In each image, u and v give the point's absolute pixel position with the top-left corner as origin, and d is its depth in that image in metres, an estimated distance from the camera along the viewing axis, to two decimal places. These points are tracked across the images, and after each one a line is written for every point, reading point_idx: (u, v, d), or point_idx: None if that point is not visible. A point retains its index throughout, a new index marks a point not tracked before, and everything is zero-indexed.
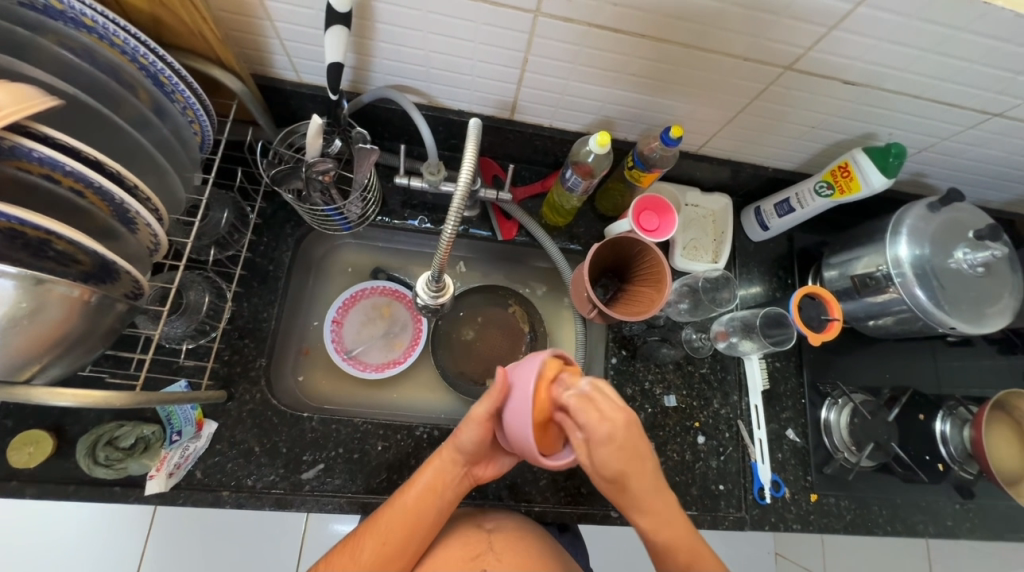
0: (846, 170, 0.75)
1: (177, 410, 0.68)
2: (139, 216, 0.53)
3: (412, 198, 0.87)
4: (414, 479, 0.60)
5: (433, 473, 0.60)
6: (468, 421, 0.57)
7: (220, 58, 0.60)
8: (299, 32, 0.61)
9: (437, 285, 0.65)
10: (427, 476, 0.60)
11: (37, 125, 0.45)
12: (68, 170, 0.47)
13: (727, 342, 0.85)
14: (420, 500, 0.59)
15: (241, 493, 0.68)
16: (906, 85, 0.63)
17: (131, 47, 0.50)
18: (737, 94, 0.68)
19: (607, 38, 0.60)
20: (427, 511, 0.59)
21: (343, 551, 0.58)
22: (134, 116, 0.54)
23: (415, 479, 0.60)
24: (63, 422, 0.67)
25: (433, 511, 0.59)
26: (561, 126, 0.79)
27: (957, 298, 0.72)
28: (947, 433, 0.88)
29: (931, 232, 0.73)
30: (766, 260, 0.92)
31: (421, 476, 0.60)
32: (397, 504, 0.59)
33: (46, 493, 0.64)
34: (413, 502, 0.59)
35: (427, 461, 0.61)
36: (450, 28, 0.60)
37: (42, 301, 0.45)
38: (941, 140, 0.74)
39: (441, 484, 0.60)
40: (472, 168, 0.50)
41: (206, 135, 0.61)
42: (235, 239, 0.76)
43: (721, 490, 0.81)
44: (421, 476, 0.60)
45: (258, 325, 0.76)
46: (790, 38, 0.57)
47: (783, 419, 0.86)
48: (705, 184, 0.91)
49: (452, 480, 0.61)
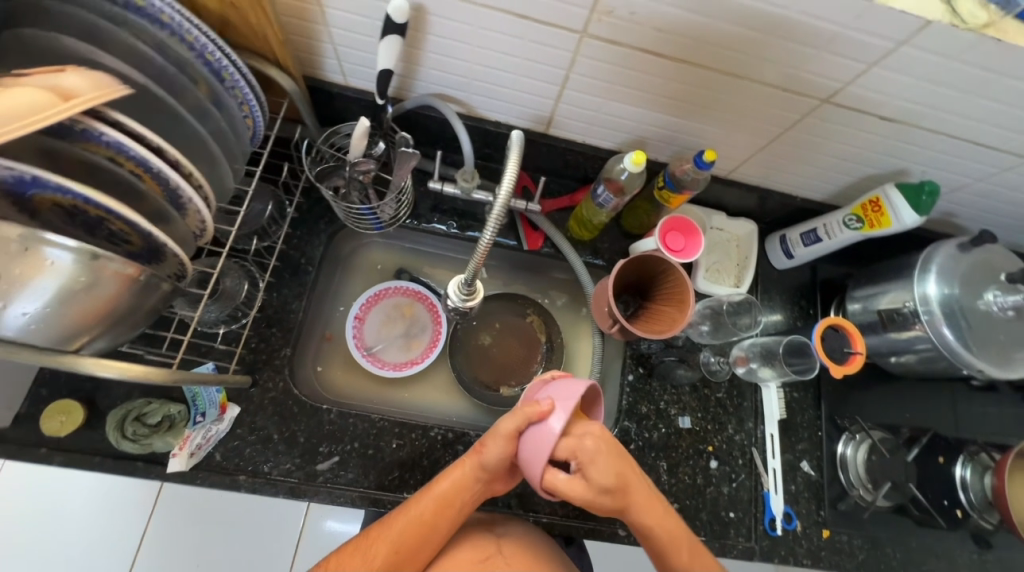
0: (877, 205, 0.75)
1: (202, 391, 0.70)
2: (190, 201, 0.56)
3: (442, 203, 0.89)
4: (430, 490, 0.60)
5: (450, 487, 0.60)
6: (494, 439, 0.57)
7: (277, 58, 0.63)
8: (353, 39, 0.64)
9: (469, 288, 0.67)
10: (444, 488, 0.60)
11: (109, 111, 0.49)
12: (131, 154, 0.50)
13: (746, 368, 0.85)
14: (434, 510, 0.59)
15: (257, 478, 0.69)
16: (942, 125, 0.63)
17: (199, 43, 0.53)
18: (772, 123, 0.69)
19: (649, 61, 0.61)
20: (442, 523, 0.59)
21: (354, 552, 0.57)
22: (195, 107, 0.57)
23: (431, 488, 0.60)
24: (94, 394, 0.69)
25: (446, 521, 0.60)
26: (593, 143, 0.81)
27: (985, 340, 0.71)
28: (968, 479, 0.85)
29: (962, 272, 0.73)
30: (789, 289, 0.92)
31: (439, 488, 0.60)
32: (411, 511, 0.59)
33: (73, 462, 0.66)
34: (428, 511, 0.59)
35: (446, 472, 0.61)
36: (497, 43, 0.62)
37: (96, 276, 0.47)
38: (975, 181, 0.74)
39: (457, 496, 0.60)
40: (512, 179, 0.51)
41: (259, 129, 0.64)
42: (272, 231, 0.79)
43: (731, 518, 0.80)
44: (437, 488, 0.60)
45: (285, 315, 0.78)
46: (829, 72, 0.58)
47: (798, 450, 0.85)
48: (731, 209, 0.92)
49: (469, 494, 0.61)
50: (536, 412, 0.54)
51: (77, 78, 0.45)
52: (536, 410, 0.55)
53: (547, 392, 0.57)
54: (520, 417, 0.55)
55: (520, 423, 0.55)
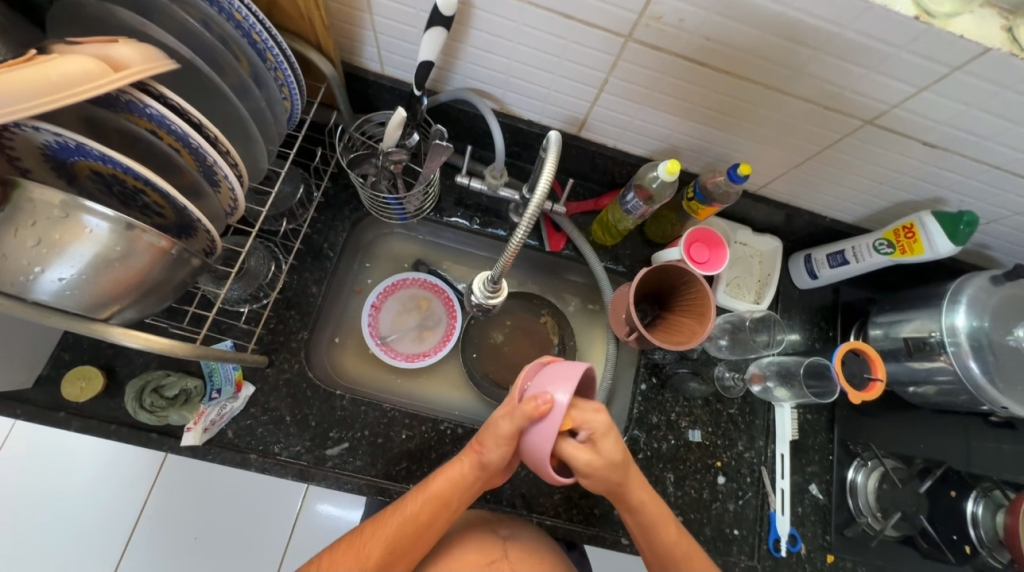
0: (910, 232, 0.74)
1: (219, 368, 0.71)
2: (225, 179, 0.55)
3: (466, 198, 0.89)
4: (426, 488, 0.60)
5: (447, 484, 0.59)
6: (495, 440, 0.57)
7: (320, 43, 0.64)
8: (395, 28, 0.64)
9: (494, 285, 0.66)
10: (440, 486, 0.59)
11: (155, 83, 0.49)
12: (173, 128, 0.50)
13: (761, 386, 0.84)
14: (429, 510, 0.58)
15: (267, 459, 0.70)
16: (987, 155, 0.62)
17: (249, 23, 0.53)
18: (810, 141, 0.68)
19: (691, 71, 0.61)
20: (435, 523, 0.59)
21: (348, 551, 0.57)
22: (236, 84, 0.57)
23: (426, 486, 0.60)
24: (114, 362, 0.70)
25: (440, 520, 0.59)
26: (624, 148, 0.80)
27: (1011, 376, 0.70)
28: (979, 515, 0.84)
29: (992, 305, 0.71)
30: (809, 309, 0.91)
31: (436, 486, 0.59)
32: (406, 510, 0.59)
33: (89, 428, 0.66)
34: (423, 511, 0.58)
35: (442, 469, 0.60)
36: (540, 42, 0.62)
37: (131, 247, 0.47)
38: (1013, 214, 0.72)
39: (454, 495, 0.59)
40: (549, 179, 0.51)
41: (296, 111, 0.64)
42: (299, 214, 0.80)
43: (735, 535, 0.80)
44: (433, 486, 0.59)
45: (305, 299, 0.78)
46: (876, 93, 0.57)
47: (808, 473, 0.84)
48: (757, 224, 0.91)
49: (464, 494, 0.60)
50: (535, 411, 0.52)
51: (129, 49, 0.45)
52: (531, 404, 0.52)
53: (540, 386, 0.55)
54: (518, 414, 0.54)
55: (521, 422, 0.54)
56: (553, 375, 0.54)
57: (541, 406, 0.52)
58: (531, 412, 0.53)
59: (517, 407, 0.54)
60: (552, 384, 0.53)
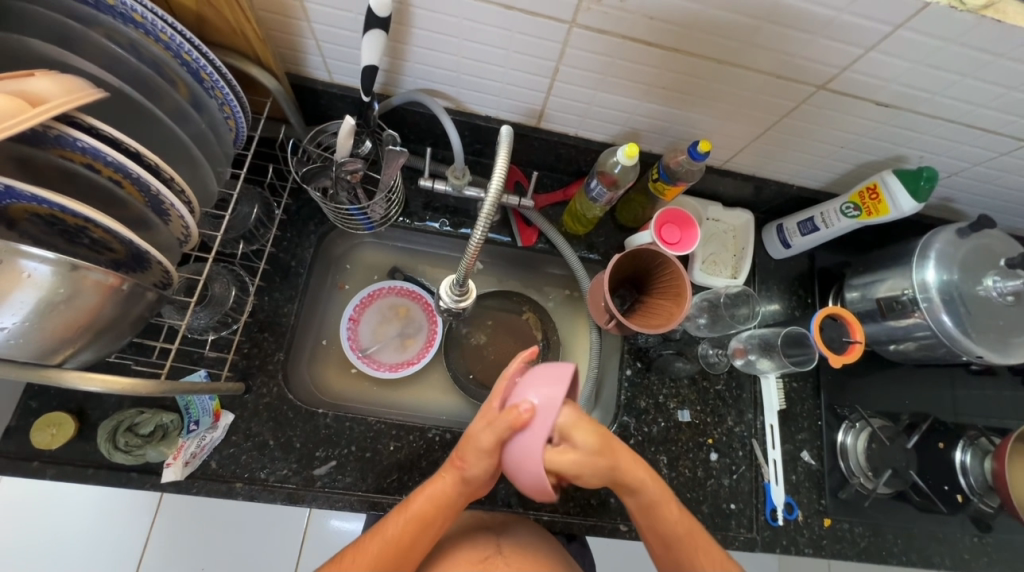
0: (874, 192, 0.74)
1: (195, 399, 0.69)
2: (172, 208, 0.54)
3: (434, 200, 0.87)
4: (407, 507, 0.57)
5: (429, 504, 0.56)
6: (475, 454, 0.53)
7: (259, 57, 0.62)
8: (335, 34, 0.62)
9: (461, 289, 0.65)
10: (421, 505, 0.56)
11: (83, 115, 0.47)
12: (108, 160, 0.48)
13: (744, 359, 0.84)
14: (410, 529, 0.56)
15: (253, 485, 0.69)
16: (941, 109, 0.62)
17: (175, 43, 0.50)
18: (767, 111, 0.68)
19: (640, 51, 0.60)
20: (419, 543, 0.56)
21: None
22: (173, 109, 0.55)
23: (408, 505, 0.57)
24: (85, 405, 0.68)
25: (425, 540, 0.56)
26: (586, 136, 0.80)
27: (985, 326, 0.70)
28: (968, 464, 0.85)
29: (960, 258, 0.71)
30: (786, 279, 0.91)
31: (417, 506, 0.56)
32: (386, 531, 0.56)
33: (66, 474, 0.65)
34: (404, 532, 0.55)
35: (423, 487, 0.57)
36: (484, 36, 0.61)
37: (76, 287, 0.45)
38: (972, 166, 0.73)
39: (436, 514, 0.56)
40: (502, 173, 0.50)
41: (241, 132, 0.61)
42: (261, 234, 0.77)
43: (732, 510, 0.80)
44: (414, 505, 0.56)
45: (278, 319, 0.76)
46: (824, 58, 0.57)
47: (799, 440, 0.85)
48: (727, 199, 0.91)
49: (448, 512, 0.57)
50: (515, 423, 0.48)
51: (48, 83, 0.43)
52: (511, 413, 0.48)
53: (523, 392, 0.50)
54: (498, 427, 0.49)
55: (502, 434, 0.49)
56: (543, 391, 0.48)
57: (522, 415, 0.48)
58: (513, 422, 0.48)
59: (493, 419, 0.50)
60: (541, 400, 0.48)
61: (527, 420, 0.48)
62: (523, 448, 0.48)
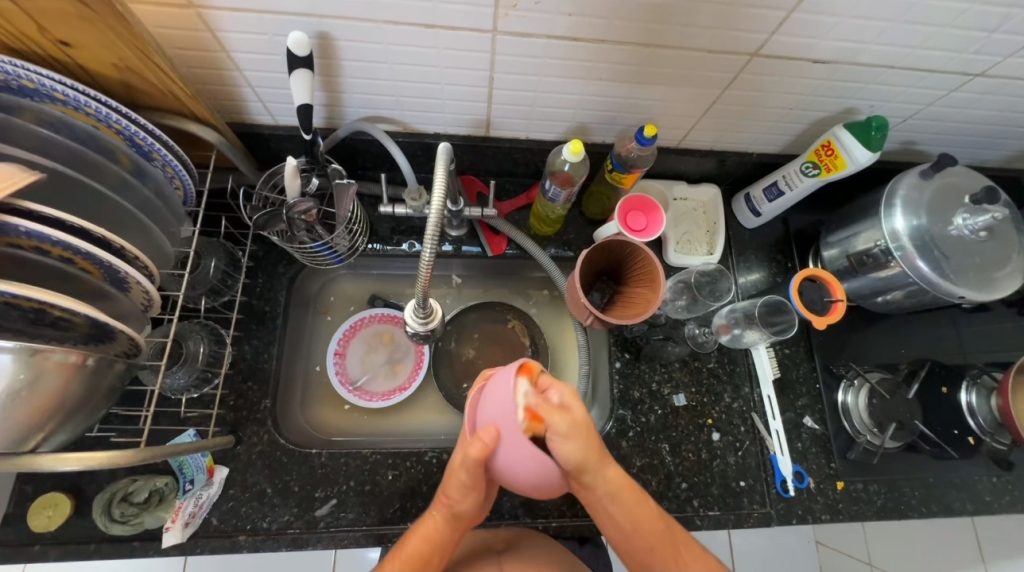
0: (830, 149, 0.73)
1: (187, 459, 0.69)
2: (130, 277, 0.54)
3: (400, 223, 0.87)
4: (399, 552, 0.55)
5: (422, 542, 0.55)
6: (461, 488, 0.54)
7: (195, 113, 0.62)
8: (266, 78, 0.62)
9: (425, 311, 0.65)
10: (415, 546, 0.55)
11: (21, 200, 0.47)
12: (56, 240, 0.48)
13: (730, 335, 0.83)
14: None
15: (257, 536, 0.68)
16: (879, 57, 0.62)
17: (103, 114, 0.52)
18: (709, 85, 0.67)
19: (569, 48, 0.60)
20: None
21: None
22: (115, 181, 0.56)
23: (401, 549, 0.55)
24: (79, 482, 0.68)
25: None
26: (538, 137, 0.80)
27: (962, 265, 0.69)
28: (974, 405, 0.84)
29: (926, 201, 0.71)
30: (763, 246, 0.90)
31: (410, 547, 0.55)
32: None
33: (69, 553, 0.65)
34: None
35: (415, 528, 0.56)
36: (412, 57, 0.61)
37: (39, 371, 0.45)
38: (925, 107, 0.72)
39: (432, 552, 0.55)
40: (443, 189, 0.50)
41: (189, 188, 0.63)
42: (228, 284, 0.77)
43: (742, 487, 0.79)
44: (407, 547, 0.55)
45: (260, 366, 0.77)
46: (750, 26, 0.56)
47: (799, 407, 0.84)
48: (691, 177, 0.91)
49: (444, 548, 0.56)
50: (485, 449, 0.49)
51: None
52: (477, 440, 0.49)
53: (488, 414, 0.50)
54: (467, 454, 0.50)
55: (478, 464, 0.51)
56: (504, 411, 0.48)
57: (486, 439, 0.49)
58: (480, 449, 0.49)
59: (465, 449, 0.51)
60: (501, 419, 0.49)
61: (490, 442, 0.49)
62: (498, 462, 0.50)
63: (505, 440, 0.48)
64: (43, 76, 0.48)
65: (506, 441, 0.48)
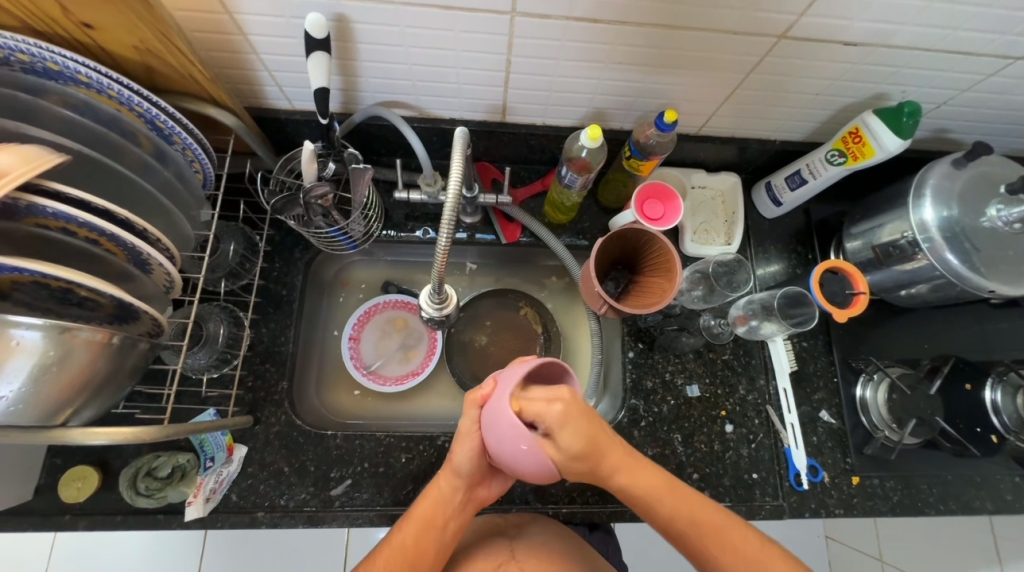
0: (857, 136, 0.71)
1: (208, 437, 0.71)
2: (151, 258, 0.55)
3: (414, 210, 0.87)
4: (410, 515, 0.59)
5: (430, 504, 0.58)
6: (459, 441, 0.56)
7: (213, 97, 0.62)
8: (284, 61, 0.63)
9: (439, 296, 0.65)
10: (421, 508, 0.58)
11: (49, 182, 0.48)
12: (81, 222, 0.49)
13: (747, 326, 0.82)
14: (414, 532, 0.57)
15: (275, 512, 0.70)
16: (913, 39, 0.59)
17: (125, 97, 0.52)
18: (733, 69, 0.65)
19: (590, 30, 0.58)
20: (428, 547, 0.57)
21: None
22: (137, 164, 0.57)
23: (411, 511, 0.59)
24: (106, 456, 0.71)
25: (432, 544, 0.57)
26: (554, 123, 0.79)
27: (994, 258, 0.67)
28: (998, 402, 0.81)
29: (958, 191, 0.68)
30: (783, 237, 0.88)
31: (418, 509, 0.58)
32: (393, 539, 0.57)
33: (97, 524, 0.68)
34: (409, 537, 0.57)
35: (425, 492, 0.60)
36: (430, 40, 0.60)
37: (68, 348, 0.47)
38: (960, 92, 0.69)
39: (438, 515, 0.58)
40: (460, 173, 0.49)
41: (208, 172, 0.63)
42: (246, 268, 0.77)
43: (755, 479, 0.79)
44: (416, 509, 0.58)
45: (277, 349, 0.78)
46: (779, 7, 0.54)
47: (815, 401, 0.83)
48: (710, 165, 0.89)
49: (450, 510, 0.59)
50: (480, 398, 0.53)
51: (7, 156, 0.43)
52: (476, 392, 0.54)
53: (494, 373, 0.55)
54: (467, 406, 0.54)
55: (474, 413, 0.54)
56: (505, 365, 0.53)
57: (485, 390, 0.53)
58: (478, 399, 0.53)
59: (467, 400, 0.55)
60: (500, 374, 0.53)
61: (487, 394, 0.53)
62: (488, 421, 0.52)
63: (495, 400, 0.51)
64: (66, 58, 0.48)
65: (496, 399, 0.51)
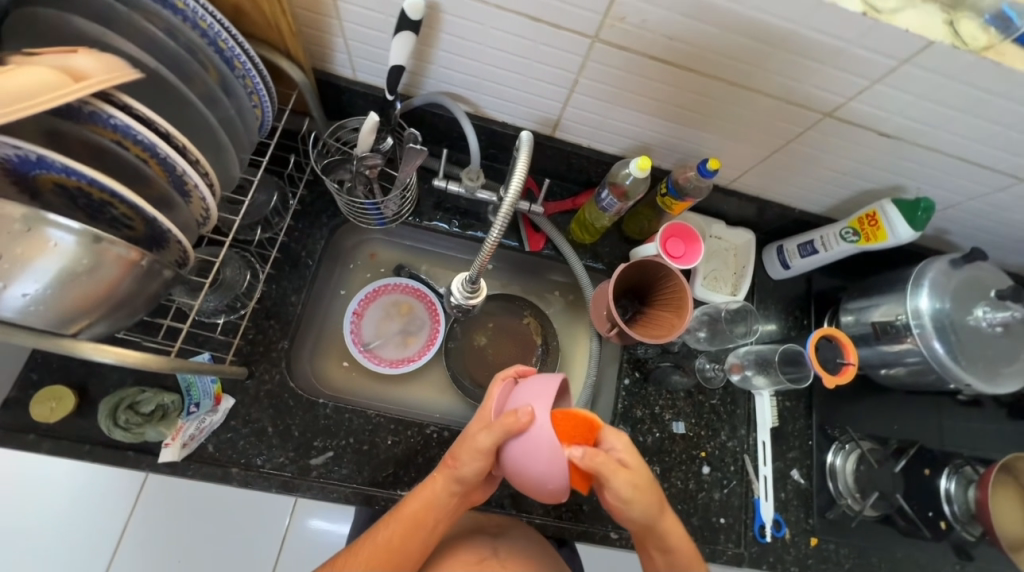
0: (873, 219, 0.77)
1: (197, 382, 0.70)
2: (196, 188, 0.55)
3: (445, 201, 0.88)
4: (398, 511, 0.59)
5: (420, 505, 0.58)
6: (470, 454, 0.55)
7: (289, 50, 0.64)
8: (365, 34, 0.64)
9: (472, 286, 0.66)
10: (412, 508, 0.58)
11: (119, 94, 0.48)
12: (138, 138, 0.49)
13: (741, 375, 0.86)
14: (401, 531, 0.57)
15: (249, 471, 0.69)
16: (939, 143, 0.65)
17: (213, 31, 0.53)
18: (775, 134, 0.70)
19: (658, 69, 0.62)
20: (413, 544, 0.57)
21: None
22: (204, 94, 0.56)
23: (401, 507, 0.59)
24: (86, 381, 0.68)
25: (418, 542, 0.58)
26: (598, 148, 0.82)
27: (974, 354, 0.72)
28: (951, 491, 0.85)
29: (952, 288, 0.74)
30: (784, 299, 0.93)
31: (408, 508, 0.58)
32: (379, 535, 0.57)
33: (61, 448, 0.65)
34: (395, 534, 0.57)
35: (416, 491, 0.59)
36: (509, 45, 0.63)
37: (99, 259, 0.46)
38: (966, 200, 0.76)
39: (428, 515, 0.58)
40: (522, 176, 0.52)
41: (268, 117, 0.64)
42: (276, 222, 0.79)
43: (722, 524, 0.81)
44: (406, 507, 0.58)
45: (285, 308, 0.77)
46: (831, 87, 0.59)
47: (789, 458, 0.86)
48: (730, 218, 0.94)
49: (442, 511, 0.59)
50: (514, 425, 0.51)
51: (91, 60, 0.44)
52: (510, 418, 0.51)
53: (522, 398, 0.54)
54: (495, 429, 0.52)
55: (499, 437, 0.52)
56: (541, 391, 0.53)
57: (520, 418, 0.51)
58: (510, 425, 0.51)
59: (494, 423, 0.52)
60: (534, 398, 0.52)
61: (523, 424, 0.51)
62: (526, 445, 0.51)
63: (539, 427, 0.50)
64: None
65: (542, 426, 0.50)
